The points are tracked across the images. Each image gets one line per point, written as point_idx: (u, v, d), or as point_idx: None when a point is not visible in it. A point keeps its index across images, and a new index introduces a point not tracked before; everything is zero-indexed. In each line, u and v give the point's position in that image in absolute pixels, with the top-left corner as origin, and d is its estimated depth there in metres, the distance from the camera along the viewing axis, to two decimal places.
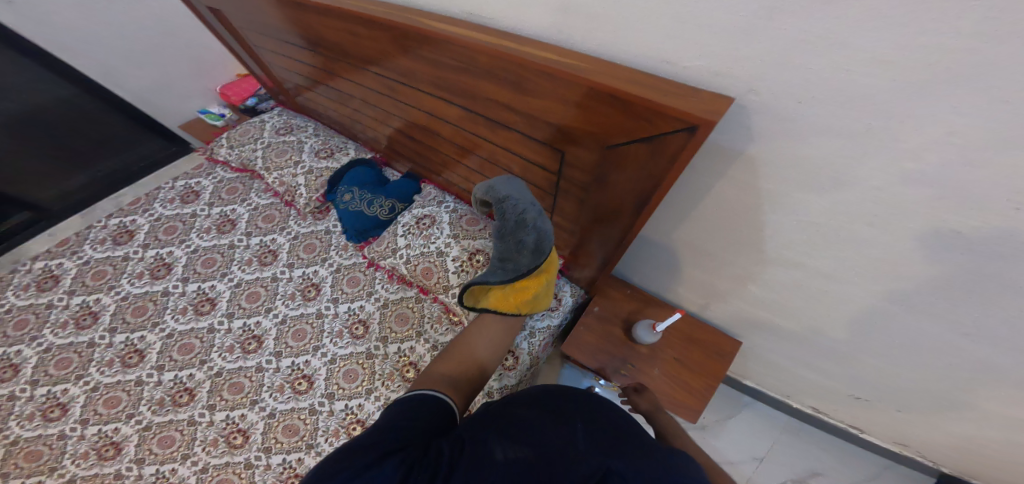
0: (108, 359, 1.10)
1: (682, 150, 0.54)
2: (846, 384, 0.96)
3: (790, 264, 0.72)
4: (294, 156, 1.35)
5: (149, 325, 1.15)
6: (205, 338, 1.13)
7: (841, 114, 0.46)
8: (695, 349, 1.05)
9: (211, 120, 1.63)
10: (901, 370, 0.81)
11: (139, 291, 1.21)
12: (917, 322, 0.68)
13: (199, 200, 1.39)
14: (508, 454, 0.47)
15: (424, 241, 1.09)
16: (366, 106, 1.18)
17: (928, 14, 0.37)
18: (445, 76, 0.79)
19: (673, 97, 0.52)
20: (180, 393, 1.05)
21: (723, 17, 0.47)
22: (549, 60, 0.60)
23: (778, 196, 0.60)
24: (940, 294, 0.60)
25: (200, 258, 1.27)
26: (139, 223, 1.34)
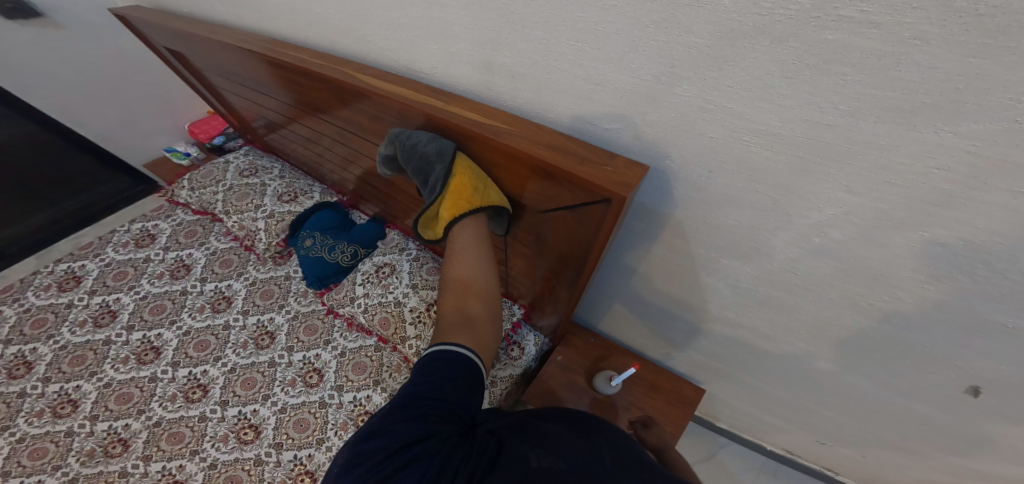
0: (38, 409, 1.04)
1: (606, 217, 0.51)
2: (812, 431, 0.93)
3: (734, 318, 0.70)
4: (257, 200, 1.32)
5: (86, 375, 1.10)
6: (145, 387, 1.07)
7: (748, 187, 0.43)
8: (662, 400, 0.99)
9: (176, 159, 1.62)
10: (859, 421, 0.79)
11: (80, 340, 1.16)
12: (860, 379, 0.66)
13: (153, 245, 1.36)
14: (544, 463, 0.47)
15: (382, 290, 1.05)
16: (328, 150, 1.16)
17: (810, 89, 0.33)
18: (386, 130, 0.77)
19: (588, 165, 0.48)
20: (113, 444, 0.98)
21: (622, 81, 0.43)
22: (471, 121, 0.57)
23: (711, 258, 0.58)
24: (876, 355, 0.58)
25: (149, 305, 1.22)
26: (88, 268, 1.30)
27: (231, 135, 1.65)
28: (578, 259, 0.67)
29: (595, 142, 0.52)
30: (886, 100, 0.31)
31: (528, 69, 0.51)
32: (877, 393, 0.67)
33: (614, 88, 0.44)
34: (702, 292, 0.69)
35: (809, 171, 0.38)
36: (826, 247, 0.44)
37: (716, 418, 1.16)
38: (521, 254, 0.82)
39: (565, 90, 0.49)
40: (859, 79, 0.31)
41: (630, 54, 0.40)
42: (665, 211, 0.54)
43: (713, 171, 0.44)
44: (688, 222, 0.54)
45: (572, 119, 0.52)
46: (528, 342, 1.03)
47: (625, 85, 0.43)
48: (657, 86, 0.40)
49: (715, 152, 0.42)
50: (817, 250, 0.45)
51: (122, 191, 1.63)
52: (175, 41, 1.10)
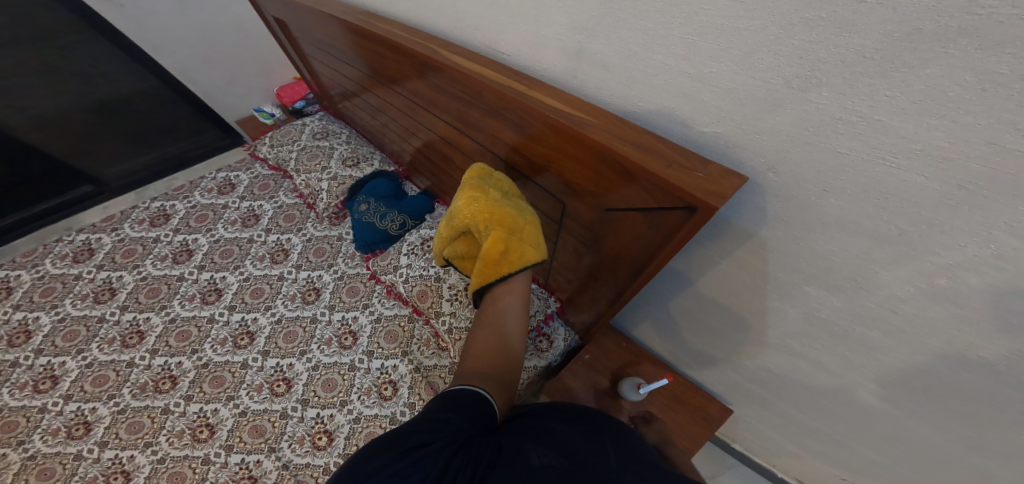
0: (112, 337, 1.12)
1: (683, 226, 0.48)
2: (855, 479, 0.87)
3: (798, 349, 0.66)
4: (325, 162, 1.35)
5: (157, 308, 1.17)
6: (203, 327, 1.13)
7: (868, 213, 0.39)
8: (685, 415, 0.95)
9: (262, 118, 1.65)
10: (917, 477, 0.73)
11: (159, 273, 1.24)
12: (934, 435, 0.61)
13: (233, 193, 1.42)
14: (543, 460, 0.48)
15: (424, 263, 1.05)
16: (390, 122, 1.17)
17: (1004, 106, 0.29)
18: (456, 108, 0.76)
19: (677, 170, 0.45)
20: (163, 380, 1.05)
21: (745, 82, 0.39)
22: (551, 108, 0.55)
23: (791, 284, 0.54)
24: (966, 414, 0.53)
25: (219, 249, 1.28)
26: (178, 209, 1.38)
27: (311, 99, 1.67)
28: (633, 265, 0.65)
29: (684, 144, 0.48)
30: None
31: (624, 60, 0.47)
32: (954, 453, 0.62)
33: (726, 87, 0.40)
34: (766, 316, 0.64)
35: (960, 204, 0.34)
36: (949, 289, 0.40)
37: (732, 439, 1.11)
38: (570, 251, 0.80)
39: (665, 86, 0.45)
40: None
41: (760, 52, 0.36)
42: (748, 228, 0.51)
43: (829, 190, 0.40)
44: (772, 242, 0.50)
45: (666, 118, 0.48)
46: (557, 337, 1.00)
47: (743, 86, 0.39)
48: (784, 90, 0.37)
49: (841, 166, 0.38)
50: (934, 291, 0.41)
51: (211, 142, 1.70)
52: (280, 9, 1.12)
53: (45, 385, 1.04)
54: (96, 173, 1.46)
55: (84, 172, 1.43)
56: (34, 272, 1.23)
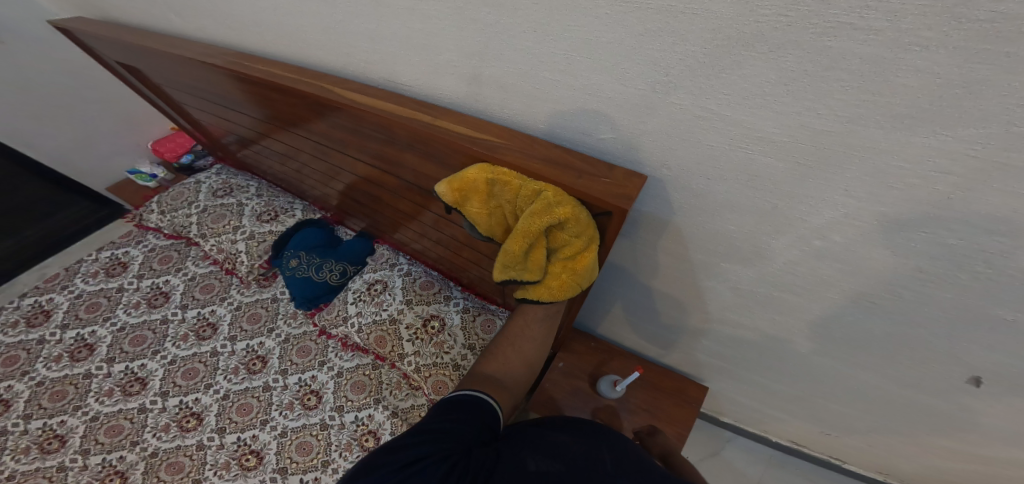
0: (24, 446, 1.01)
1: (604, 230, 0.50)
2: (814, 422, 0.95)
3: (735, 319, 0.71)
4: (234, 221, 1.28)
5: (70, 409, 1.06)
6: (135, 418, 1.04)
7: (750, 194, 0.43)
8: (666, 399, 1.00)
9: (142, 181, 1.57)
10: (858, 412, 0.81)
11: (57, 375, 1.12)
12: (859, 373, 0.68)
13: (126, 272, 1.31)
14: (541, 466, 0.50)
15: (376, 308, 1.05)
16: (308, 166, 1.13)
17: (810, 93, 0.33)
18: (371, 146, 0.76)
19: (586, 179, 0.47)
20: (110, 476, 0.96)
21: (620, 89, 0.42)
22: (461, 136, 0.56)
23: (711, 263, 0.58)
24: (876, 349, 0.60)
25: (128, 336, 1.18)
26: (58, 301, 1.25)
27: (199, 151, 1.59)
28: None
29: (590, 152, 0.51)
30: (890, 106, 0.31)
31: (517, 80, 0.49)
32: (885, 388, 0.69)
33: (606, 99, 0.44)
34: (704, 297, 0.69)
35: (817, 176, 0.38)
36: (829, 249, 0.45)
37: (720, 413, 1.17)
38: None
39: (557, 102, 0.48)
40: (864, 84, 0.31)
41: (624, 63, 0.39)
42: (665, 219, 0.53)
43: (713, 178, 0.44)
44: (687, 228, 0.53)
45: (569, 130, 0.51)
46: None
47: (622, 94, 0.42)
48: (653, 95, 0.40)
49: (716, 156, 0.41)
50: (824, 252, 0.45)
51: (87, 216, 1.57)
52: (156, 69, 1.05)
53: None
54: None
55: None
56: None
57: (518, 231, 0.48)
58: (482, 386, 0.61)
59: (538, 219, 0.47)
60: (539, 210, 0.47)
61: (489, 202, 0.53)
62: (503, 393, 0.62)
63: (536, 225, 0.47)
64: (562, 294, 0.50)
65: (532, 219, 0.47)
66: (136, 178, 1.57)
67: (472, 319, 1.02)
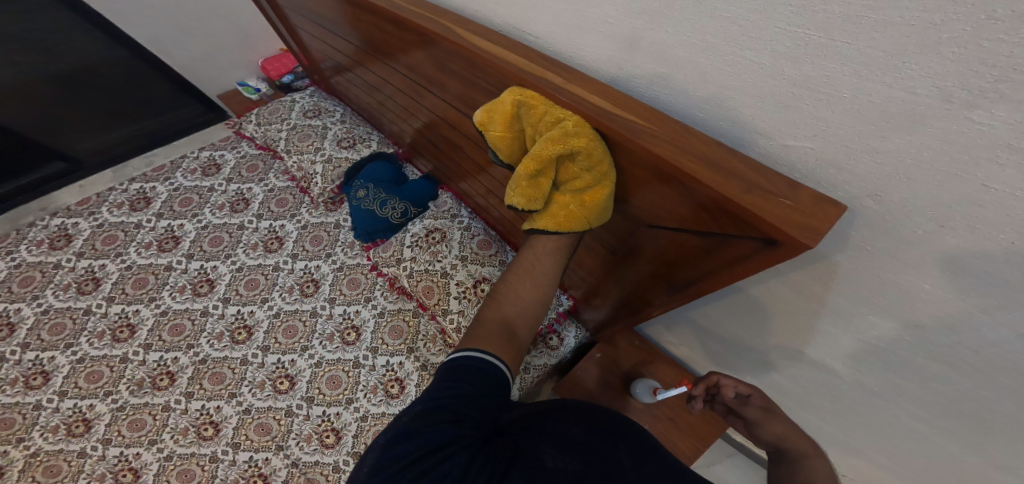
0: (100, 330, 1.08)
1: (747, 258, 0.41)
2: (844, 467, 0.91)
3: (836, 367, 0.64)
4: (317, 142, 1.26)
5: (145, 300, 1.13)
6: (197, 320, 1.10)
7: (1004, 264, 0.33)
8: (696, 414, 0.99)
9: (248, 93, 1.58)
10: (913, 476, 0.76)
11: (145, 262, 1.18)
12: (947, 445, 0.63)
13: (219, 174, 1.34)
14: (560, 463, 0.44)
15: (431, 258, 1.03)
16: (392, 101, 1.08)
17: None
18: (469, 92, 0.69)
19: (759, 194, 0.37)
20: (161, 376, 1.03)
21: (884, 90, 0.31)
22: (594, 106, 0.47)
23: (847, 308, 0.51)
24: (986, 431, 0.54)
25: (208, 236, 1.22)
26: (159, 192, 1.31)
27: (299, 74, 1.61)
28: (674, 285, 0.58)
29: (759, 159, 0.42)
30: None
31: (698, 55, 0.40)
32: (983, 472, 0.63)
33: (836, 99, 0.33)
34: (813, 336, 0.62)
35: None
36: None
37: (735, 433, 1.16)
38: (593, 257, 0.77)
39: (747, 90, 0.38)
40: None
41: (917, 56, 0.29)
42: (820, 252, 0.46)
43: (948, 226, 0.34)
44: (845, 268, 0.45)
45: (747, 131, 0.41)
46: (568, 335, 1.05)
47: (872, 99, 0.32)
48: (933, 104, 0.29)
49: (950, 206, 0.33)
50: None
51: (190, 116, 1.60)
52: None
53: (36, 382, 1.02)
54: (70, 151, 1.38)
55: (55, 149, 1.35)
56: (9, 261, 1.17)
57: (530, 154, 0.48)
58: (487, 344, 0.54)
59: (555, 145, 0.46)
60: (557, 139, 0.46)
61: (515, 125, 0.52)
62: (511, 345, 0.56)
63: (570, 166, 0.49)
64: (569, 226, 0.51)
65: (547, 146, 0.47)
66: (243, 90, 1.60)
67: None
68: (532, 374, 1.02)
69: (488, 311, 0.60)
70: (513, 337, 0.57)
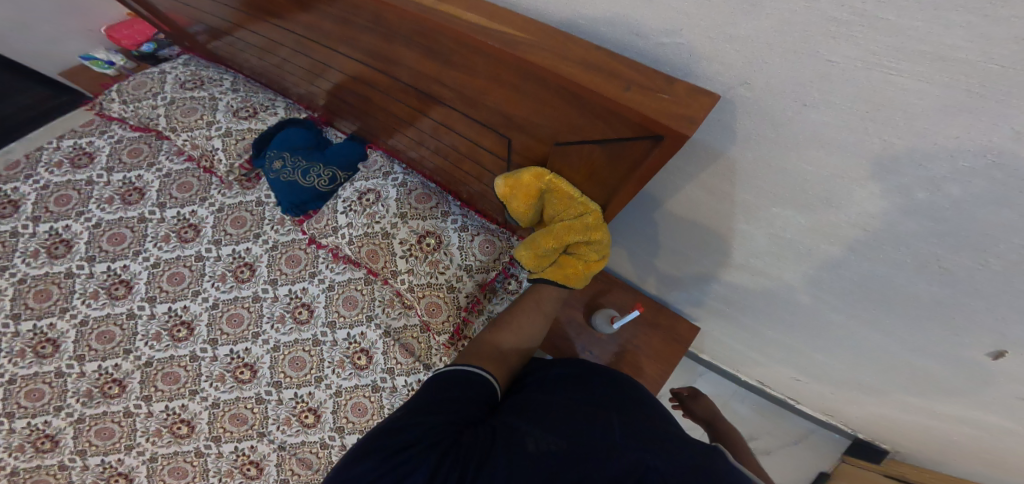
0: (19, 349, 0.99)
1: (645, 157, 0.40)
2: (788, 367, 0.99)
3: (760, 267, 0.68)
4: (207, 116, 1.12)
5: (57, 312, 1.02)
6: (125, 325, 1.02)
7: (858, 128, 0.34)
8: (658, 336, 1.04)
9: (99, 68, 1.35)
10: (843, 366, 0.82)
11: (38, 273, 1.05)
12: (868, 333, 0.67)
13: (93, 165, 1.17)
14: (543, 446, 0.45)
15: (368, 220, 0.98)
16: (290, 62, 0.97)
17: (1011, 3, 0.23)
18: (373, 42, 0.61)
19: (638, 90, 0.36)
20: (110, 385, 0.97)
21: None
22: (469, 23, 0.42)
23: (758, 204, 0.52)
24: (892, 311, 0.58)
25: (105, 235, 1.09)
26: (25, 192, 1.12)
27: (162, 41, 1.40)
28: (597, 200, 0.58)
29: (641, 60, 0.40)
30: None
31: None
32: (886, 349, 0.68)
33: None
34: (734, 239, 0.64)
35: (933, 134, 0.31)
36: (931, 204, 0.37)
37: (700, 349, 1.25)
38: None
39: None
40: None
41: None
42: (721, 150, 0.46)
43: (809, 104, 0.35)
44: (742, 162, 0.46)
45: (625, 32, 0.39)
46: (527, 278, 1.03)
47: None
48: None
49: (805, 84, 0.33)
50: (905, 210, 0.39)
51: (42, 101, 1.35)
52: None
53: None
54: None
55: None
56: None
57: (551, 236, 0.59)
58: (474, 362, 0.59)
59: (574, 234, 0.58)
60: (575, 227, 0.57)
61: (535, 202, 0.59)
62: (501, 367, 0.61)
63: (569, 235, 0.58)
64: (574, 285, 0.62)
65: (566, 233, 0.58)
66: (92, 66, 1.36)
67: (471, 239, 0.96)
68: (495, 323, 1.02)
69: (489, 332, 0.66)
70: (506, 364, 0.62)
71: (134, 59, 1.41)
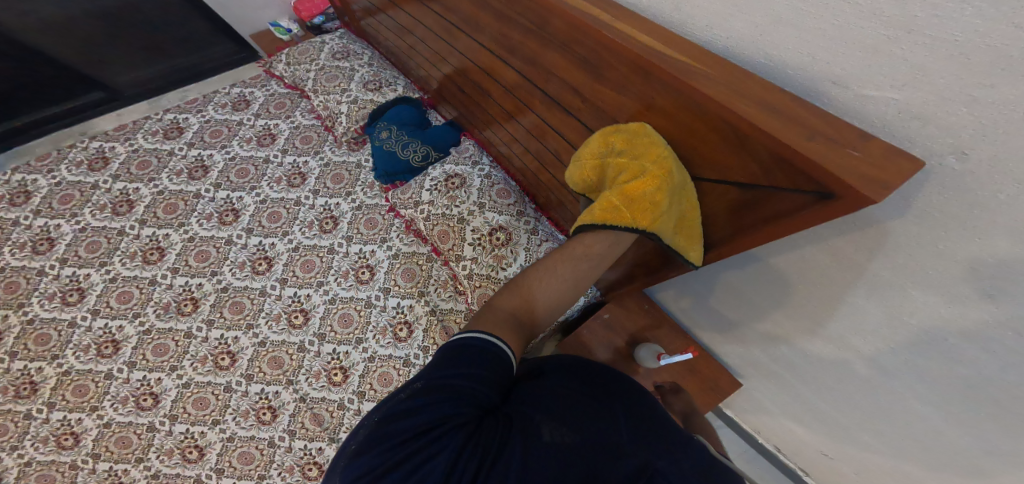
0: (133, 251, 1.12)
1: (787, 214, 0.38)
2: (840, 454, 0.94)
3: (856, 345, 0.64)
4: (344, 84, 1.23)
5: (174, 225, 1.15)
6: (221, 248, 1.13)
7: None
8: (697, 382, 1.02)
9: (278, 33, 1.50)
10: (912, 463, 0.78)
11: (175, 188, 1.19)
12: (960, 435, 0.63)
13: (248, 110, 1.32)
14: (557, 437, 0.43)
15: (448, 202, 1.03)
16: (422, 45, 1.05)
17: None
18: (510, 33, 0.68)
19: (822, 143, 0.33)
20: (185, 301, 1.08)
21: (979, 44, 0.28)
22: (647, 45, 0.44)
23: (888, 281, 0.50)
24: (999, 421, 0.55)
25: (235, 167, 1.23)
26: (191, 122, 1.30)
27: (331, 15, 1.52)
28: None
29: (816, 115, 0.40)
30: None
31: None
32: (980, 456, 0.64)
33: (941, 41, 0.29)
34: (837, 308, 0.61)
35: None
36: None
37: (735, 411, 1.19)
38: None
39: (834, 34, 0.33)
40: None
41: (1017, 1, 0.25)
42: (872, 217, 0.44)
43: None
44: (895, 235, 0.44)
45: (821, 78, 0.37)
46: None
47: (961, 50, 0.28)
48: None
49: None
50: None
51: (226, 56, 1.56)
52: None
53: (73, 298, 1.07)
54: (109, 82, 1.36)
55: (92, 78, 1.32)
56: (50, 179, 1.19)
57: (588, 155, 0.51)
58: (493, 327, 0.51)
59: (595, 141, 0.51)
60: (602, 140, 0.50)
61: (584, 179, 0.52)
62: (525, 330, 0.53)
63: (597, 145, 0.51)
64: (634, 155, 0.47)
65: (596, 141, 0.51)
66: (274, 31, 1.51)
67: (538, 244, 0.98)
68: None
69: (497, 297, 0.55)
70: (520, 328, 0.52)
71: (304, 28, 1.55)
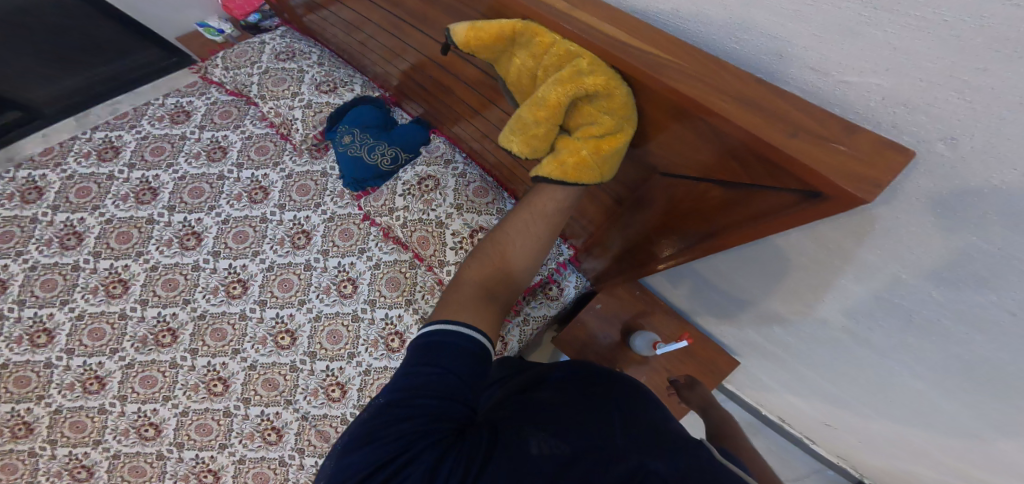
0: (94, 285, 1.04)
1: (777, 214, 0.35)
2: (836, 422, 0.95)
3: (847, 325, 0.63)
4: (294, 87, 1.15)
5: (133, 255, 1.08)
6: (189, 275, 1.06)
7: None
8: (693, 366, 1.01)
9: (210, 35, 1.43)
10: (905, 429, 0.79)
11: (124, 215, 1.11)
12: (951, 405, 0.63)
13: (189, 122, 1.24)
14: (545, 448, 0.41)
15: (424, 207, 0.99)
16: (374, 42, 0.98)
17: None
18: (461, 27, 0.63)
19: (809, 140, 0.30)
20: (163, 334, 1.01)
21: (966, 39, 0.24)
22: (610, 37, 0.39)
23: (879, 266, 0.48)
24: (991, 393, 0.55)
25: (187, 188, 1.15)
26: (126, 140, 1.21)
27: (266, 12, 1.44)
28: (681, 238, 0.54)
29: None
30: None
31: None
32: (969, 425, 0.64)
33: (928, 20, 0.24)
34: (826, 292, 0.60)
35: None
36: None
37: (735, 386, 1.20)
38: (595, 207, 0.73)
39: (809, 14, 0.29)
40: None
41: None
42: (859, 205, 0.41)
43: None
44: (883, 221, 0.41)
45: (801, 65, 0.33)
46: (567, 284, 1.03)
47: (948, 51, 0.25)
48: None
49: None
50: None
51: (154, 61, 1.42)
52: None
53: (41, 339, 1.00)
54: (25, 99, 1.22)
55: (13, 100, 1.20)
56: None
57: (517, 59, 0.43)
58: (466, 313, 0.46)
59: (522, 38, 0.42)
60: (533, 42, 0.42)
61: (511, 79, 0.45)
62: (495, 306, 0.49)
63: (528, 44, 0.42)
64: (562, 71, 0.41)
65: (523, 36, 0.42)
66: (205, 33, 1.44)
67: None
68: (531, 325, 1.02)
69: (468, 271, 0.51)
70: (490, 306, 0.48)
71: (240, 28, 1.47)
